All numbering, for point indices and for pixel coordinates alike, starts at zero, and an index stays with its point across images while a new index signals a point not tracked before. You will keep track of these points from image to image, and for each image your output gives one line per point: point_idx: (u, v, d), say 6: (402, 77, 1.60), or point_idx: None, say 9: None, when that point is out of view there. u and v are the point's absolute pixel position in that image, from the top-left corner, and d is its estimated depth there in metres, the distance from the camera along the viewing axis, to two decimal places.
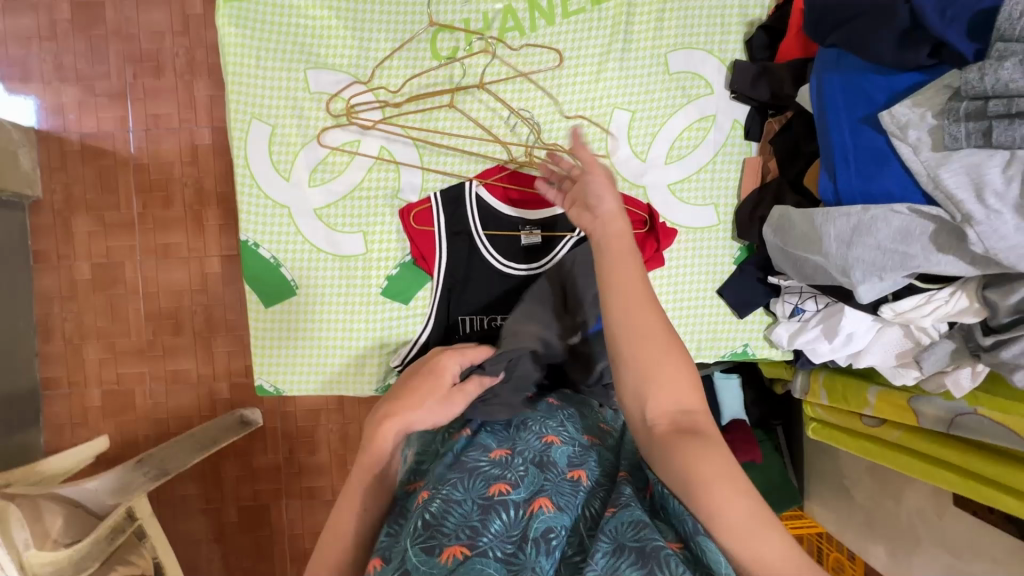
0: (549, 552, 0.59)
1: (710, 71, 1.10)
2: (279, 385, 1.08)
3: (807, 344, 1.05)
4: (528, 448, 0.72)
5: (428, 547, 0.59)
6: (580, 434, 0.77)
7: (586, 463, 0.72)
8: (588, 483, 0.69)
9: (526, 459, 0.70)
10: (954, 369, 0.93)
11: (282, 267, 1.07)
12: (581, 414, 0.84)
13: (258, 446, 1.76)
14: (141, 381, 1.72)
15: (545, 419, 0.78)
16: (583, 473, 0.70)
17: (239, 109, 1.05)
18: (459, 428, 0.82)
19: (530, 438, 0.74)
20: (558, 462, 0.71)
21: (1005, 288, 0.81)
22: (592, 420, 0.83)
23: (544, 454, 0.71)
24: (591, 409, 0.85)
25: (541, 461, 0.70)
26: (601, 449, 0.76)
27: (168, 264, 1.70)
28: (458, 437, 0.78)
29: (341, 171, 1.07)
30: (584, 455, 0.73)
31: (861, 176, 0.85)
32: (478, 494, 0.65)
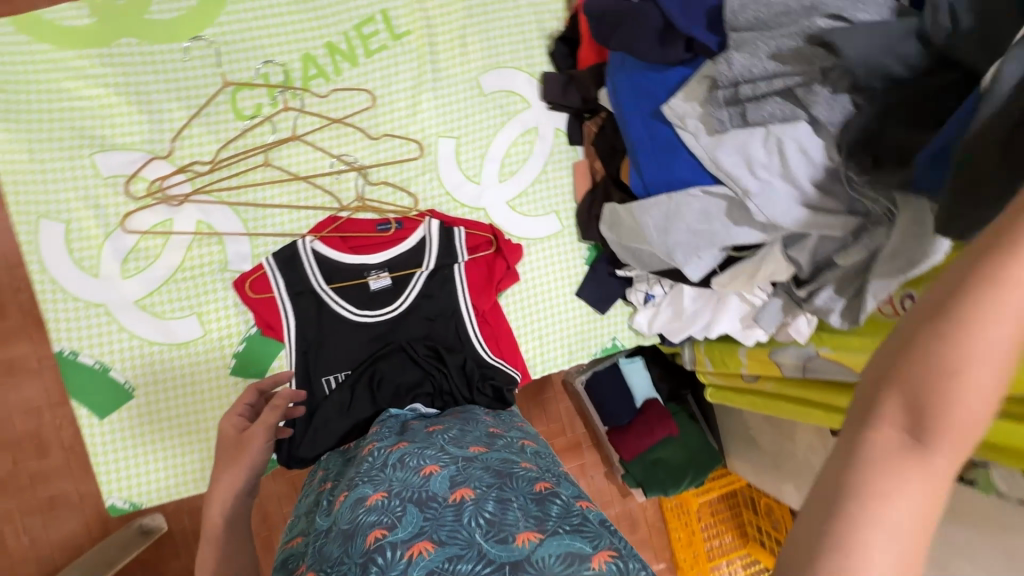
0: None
1: (522, 86, 1.13)
2: (135, 499, 0.98)
3: (664, 325, 1.11)
4: (407, 485, 0.68)
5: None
6: (465, 451, 0.76)
7: (468, 477, 0.67)
8: (477, 495, 0.63)
9: (405, 499, 0.65)
10: (793, 320, 1.00)
11: (110, 371, 0.97)
12: (467, 431, 0.84)
13: (166, 553, 1.59)
14: (8, 520, 1.51)
15: (424, 450, 0.75)
16: (468, 490, 0.65)
17: (22, 211, 0.94)
18: (339, 490, 0.77)
19: (407, 474, 0.70)
20: (436, 489, 0.66)
21: (801, 243, 0.86)
22: (478, 432, 0.83)
23: (422, 489, 0.66)
24: (476, 422, 0.87)
25: (418, 499, 0.65)
26: (488, 455, 0.74)
27: (14, 382, 1.52)
28: (336, 503, 0.74)
29: (157, 254, 0.98)
30: (470, 471, 0.70)
31: (660, 167, 0.92)
32: (358, 554, 0.60)
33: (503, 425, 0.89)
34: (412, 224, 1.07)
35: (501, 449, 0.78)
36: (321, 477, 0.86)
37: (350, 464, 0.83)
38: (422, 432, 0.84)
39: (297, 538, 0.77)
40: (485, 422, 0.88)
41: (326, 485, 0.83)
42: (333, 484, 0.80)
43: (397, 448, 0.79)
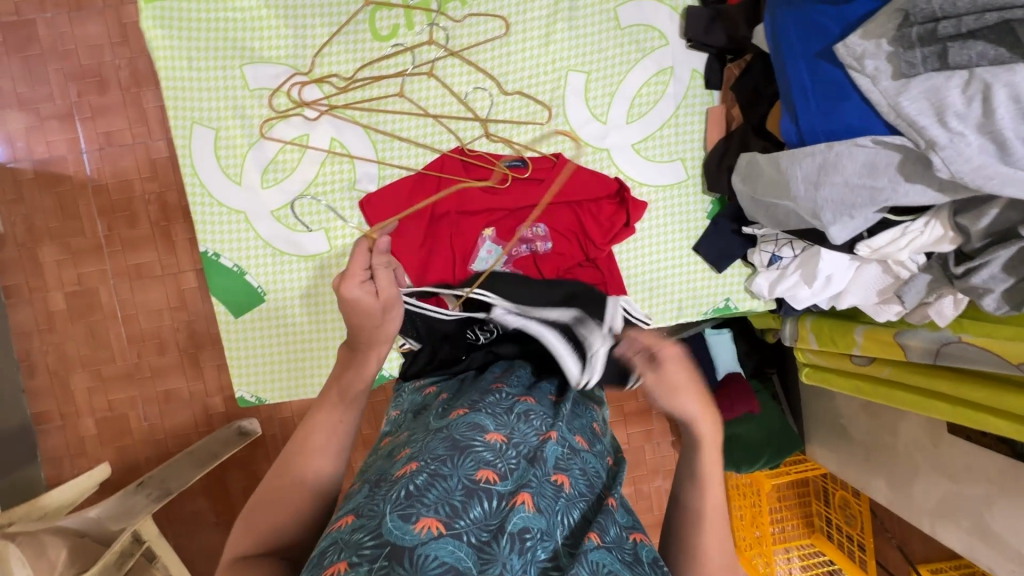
0: (521, 553, 0.53)
1: (662, 21, 1.05)
2: (260, 394, 1.06)
3: (788, 291, 1.03)
4: (523, 442, 0.66)
5: (405, 513, 0.52)
6: (572, 435, 0.71)
7: (572, 470, 0.66)
8: (569, 492, 0.64)
9: (520, 453, 0.64)
10: (935, 300, 0.91)
11: (246, 275, 1.04)
12: (576, 412, 0.76)
13: (259, 454, 1.74)
14: (133, 405, 1.70)
15: (547, 413, 0.72)
16: (567, 480, 0.64)
17: (178, 117, 1.00)
18: (456, 402, 0.74)
19: (528, 432, 0.68)
20: (548, 460, 0.64)
21: (975, 212, 0.80)
22: (585, 420, 0.75)
23: (537, 451, 0.65)
24: (588, 406, 0.78)
25: (532, 457, 0.64)
26: (590, 455, 0.70)
27: (142, 284, 1.67)
28: (452, 412, 0.70)
29: (293, 167, 1.03)
30: (573, 460, 0.68)
31: (822, 113, 0.83)
32: (465, 474, 0.59)
33: (603, 424, 0.79)
34: (544, 161, 1.05)
35: (600, 453, 0.73)
36: (429, 379, 0.84)
37: (472, 387, 0.76)
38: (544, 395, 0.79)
39: (399, 434, 0.73)
40: (596, 409, 0.79)
41: (432, 392, 0.80)
42: (450, 397, 0.76)
43: (526, 399, 0.73)
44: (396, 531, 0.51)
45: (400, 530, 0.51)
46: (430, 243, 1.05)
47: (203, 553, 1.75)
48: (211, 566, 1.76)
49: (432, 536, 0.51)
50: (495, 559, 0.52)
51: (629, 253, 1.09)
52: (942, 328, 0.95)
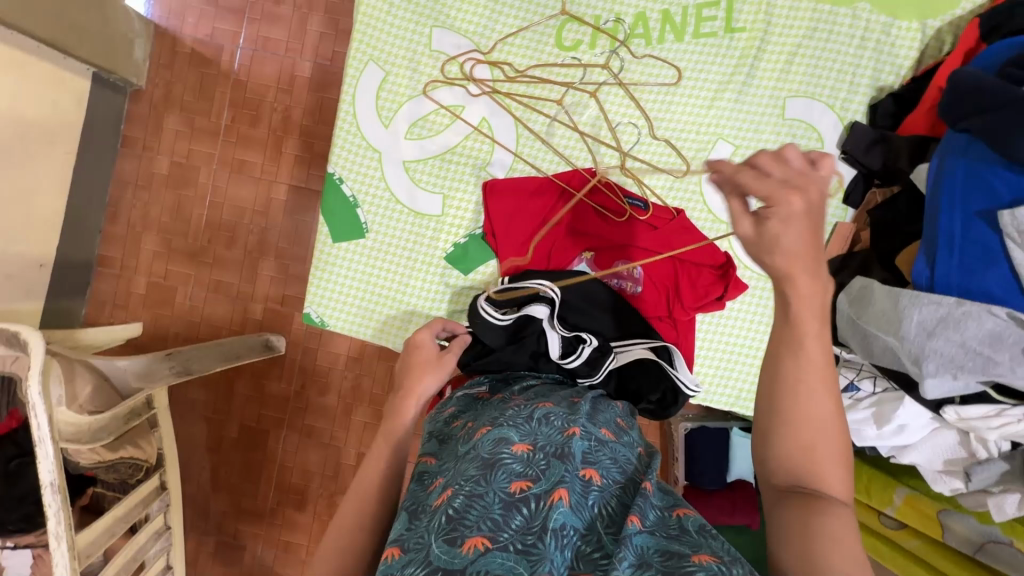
0: (563, 550, 0.55)
1: (825, 125, 1.07)
2: (325, 318, 1.10)
3: (852, 424, 1.00)
4: (548, 442, 0.69)
5: (450, 539, 0.57)
6: (598, 429, 0.74)
7: (600, 463, 0.68)
8: (601, 484, 0.66)
9: (548, 453, 0.67)
10: (999, 493, 0.88)
11: (358, 208, 1.09)
12: (598, 409, 0.82)
13: (274, 371, 1.79)
14: (185, 282, 1.78)
15: (566, 415, 0.75)
16: (597, 474, 0.66)
17: (359, 50, 1.08)
18: (477, 423, 0.76)
19: (552, 431, 0.70)
20: (576, 455, 0.67)
21: None
22: (610, 416, 0.81)
23: (564, 447, 0.67)
24: (608, 406, 0.84)
25: (560, 454, 0.66)
26: (618, 445, 0.74)
27: (238, 180, 1.76)
28: (476, 432, 0.73)
29: (438, 130, 1.09)
30: (601, 453, 0.70)
31: (962, 270, 0.83)
32: (499, 489, 0.61)
33: (628, 420, 0.84)
34: (663, 212, 1.06)
35: (629, 444, 0.76)
36: (451, 410, 0.84)
37: (489, 406, 0.82)
38: (566, 402, 0.82)
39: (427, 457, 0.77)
40: (617, 410, 0.84)
41: (457, 422, 0.81)
42: (472, 420, 0.79)
43: (542, 405, 0.78)
44: (444, 555, 0.56)
45: (448, 553, 0.56)
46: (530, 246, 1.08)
47: (187, 440, 1.80)
48: (188, 455, 1.81)
49: (479, 553, 0.55)
50: (542, 557, 0.54)
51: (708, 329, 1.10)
52: (992, 523, 0.91)
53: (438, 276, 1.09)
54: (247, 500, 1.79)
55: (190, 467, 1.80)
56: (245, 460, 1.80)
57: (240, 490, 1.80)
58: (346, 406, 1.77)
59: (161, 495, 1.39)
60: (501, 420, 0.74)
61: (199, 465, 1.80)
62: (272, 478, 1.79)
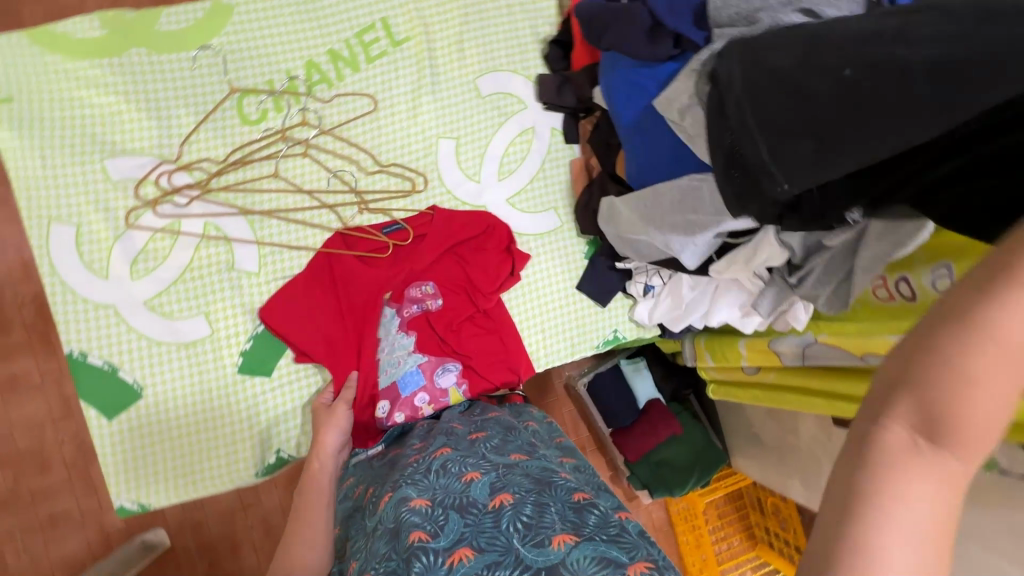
0: None
1: (518, 88, 1.17)
2: (143, 500, 1.00)
3: (664, 315, 1.14)
4: (447, 493, 0.68)
5: None
6: (505, 458, 0.74)
7: (508, 485, 0.66)
8: (515, 501, 0.63)
9: (446, 506, 0.65)
10: (790, 306, 1.00)
11: (119, 372, 0.98)
12: (507, 440, 0.82)
13: (168, 569, 1.52)
14: (9, 538, 1.46)
15: (462, 459, 0.75)
16: (507, 497, 0.64)
17: (33, 215, 0.97)
18: (382, 491, 0.76)
19: (450, 481, 0.70)
20: (477, 496, 0.65)
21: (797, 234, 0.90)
22: (517, 443, 0.81)
23: (463, 496, 0.66)
24: (518, 432, 0.84)
25: (459, 505, 0.65)
26: (529, 462, 0.73)
27: (15, 397, 1.47)
28: (381, 502, 0.73)
29: (164, 255, 1.01)
30: (509, 479, 0.68)
31: (652, 159, 0.94)
32: (400, 548, 0.61)
33: (542, 441, 0.86)
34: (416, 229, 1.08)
35: (540, 460, 0.75)
36: (352, 480, 0.86)
37: (392, 467, 0.82)
38: (466, 441, 0.83)
39: (344, 548, 0.76)
40: (524, 435, 0.84)
41: (362, 490, 0.82)
42: (375, 490, 0.79)
43: (439, 454, 0.79)
44: None
45: None
46: (330, 342, 1.03)
47: None
48: None
49: None
50: None
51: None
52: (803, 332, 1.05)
53: (240, 396, 1.02)
54: None
55: None
56: None
57: None
58: (268, 554, 1.57)
59: None
60: (404, 480, 0.75)
61: None
62: None
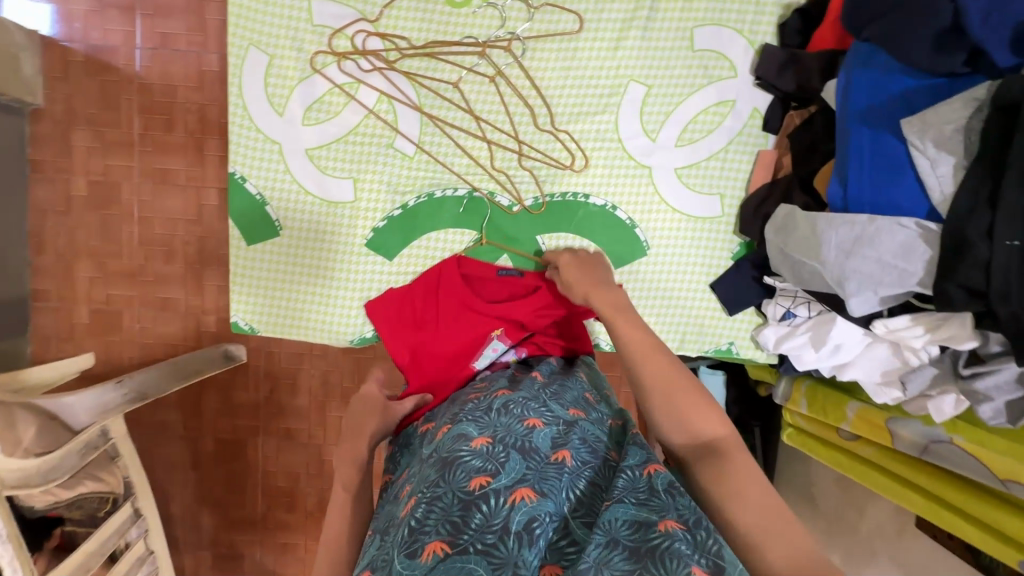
0: (534, 543, 0.56)
1: (736, 52, 1.03)
2: (254, 324, 1.09)
3: (793, 349, 1.02)
4: (509, 433, 0.68)
5: (411, 551, 0.56)
6: (565, 410, 0.74)
7: (570, 442, 0.68)
8: (573, 464, 0.65)
9: (508, 446, 0.66)
10: (936, 394, 0.88)
11: (267, 205, 1.05)
12: (565, 386, 0.81)
13: (238, 381, 1.72)
14: (129, 304, 1.68)
15: (527, 401, 0.75)
16: (569, 454, 0.66)
17: (236, 34, 1.00)
18: (438, 423, 0.78)
19: (512, 422, 0.70)
20: (540, 445, 0.67)
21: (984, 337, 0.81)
22: (576, 392, 0.79)
23: (526, 440, 0.67)
24: (575, 380, 0.83)
25: (522, 448, 0.66)
26: (586, 422, 0.72)
27: (164, 190, 1.64)
28: (438, 432, 0.75)
29: (336, 112, 1.03)
30: (570, 434, 0.69)
31: (872, 184, 0.81)
32: (459, 487, 0.61)
33: (596, 394, 0.83)
34: (532, 278, 1.03)
35: (598, 419, 0.75)
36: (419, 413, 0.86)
37: (451, 402, 0.83)
38: (525, 379, 0.83)
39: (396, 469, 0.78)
40: (582, 384, 0.83)
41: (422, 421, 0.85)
42: (434, 421, 0.81)
43: (501, 394, 0.78)
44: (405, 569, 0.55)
45: (408, 567, 0.55)
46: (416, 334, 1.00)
47: (163, 462, 1.75)
48: (169, 477, 1.77)
49: (439, 560, 0.55)
50: (507, 561, 0.54)
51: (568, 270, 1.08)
52: (935, 425, 0.93)
53: (360, 267, 1.07)
54: (238, 508, 1.77)
55: (172, 488, 1.76)
56: (226, 471, 1.76)
57: (228, 501, 1.78)
58: (319, 404, 1.72)
59: (138, 521, 1.41)
60: (466, 414, 0.75)
61: (181, 485, 1.76)
62: (257, 486, 1.77)
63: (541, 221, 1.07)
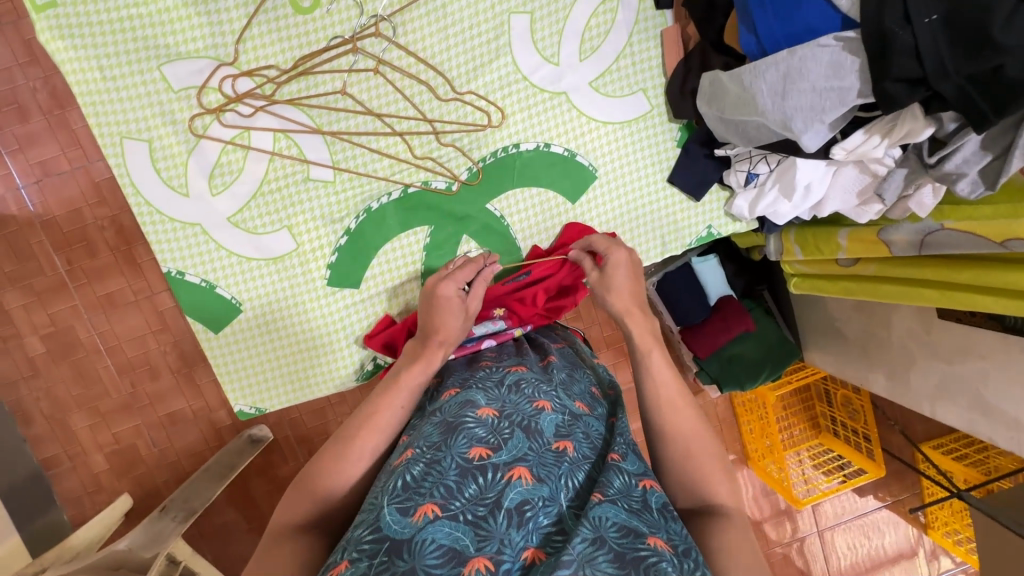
0: (521, 526, 0.54)
1: None
2: (260, 404, 1.07)
3: (769, 208, 1.02)
4: (517, 412, 0.67)
5: (404, 508, 0.56)
6: (572, 402, 0.72)
7: (573, 435, 0.66)
8: (574, 455, 0.63)
9: (514, 423, 0.65)
10: (914, 192, 0.88)
11: (216, 288, 1.01)
12: (574, 378, 0.80)
13: (276, 458, 1.71)
14: (139, 433, 1.64)
15: (539, 384, 0.73)
16: (571, 445, 0.64)
17: (105, 134, 0.94)
18: (448, 387, 0.79)
19: (521, 402, 0.69)
20: (545, 430, 0.65)
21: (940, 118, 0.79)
22: (584, 387, 0.79)
23: (532, 420, 0.65)
24: (582, 373, 0.83)
25: (527, 427, 0.64)
26: (591, 418, 0.71)
27: (118, 313, 1.57)
28: (445, 395, 0.76)
29: (239, 168, 0.98)
30: (574, 426, 0.68)
31: (780, 18, 0.79)
32: (459, 454, 0.61)
33: (604, 388, 0.82)
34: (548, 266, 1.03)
35: (601, 415, 0.74)
36: None
37: (461, 372, 0.83)
38: (538, 364, 0.83)
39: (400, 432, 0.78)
40: (590, 378, 0.82)
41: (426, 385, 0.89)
42: (445, 383, 0.82)
43: (515, 371, 0.77)
44: (394, 523, 0.55)
45: (398, 522, 0.55)
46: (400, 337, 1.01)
47: (243, 559, 1.75)
48: (255, 570, 1.77)
49: (428, 520, 0.54)
50: (491, 535, 0.53)
51: (525, 223, 1.08)
52: (923, 219, 0.93)
53: (331, 308, 1.04)
54: None
55: None
56: None
57: None
58: None
59: None
60: (473, 384, 0.75)
61: None
62: None
63: (484, 189, 1.04)
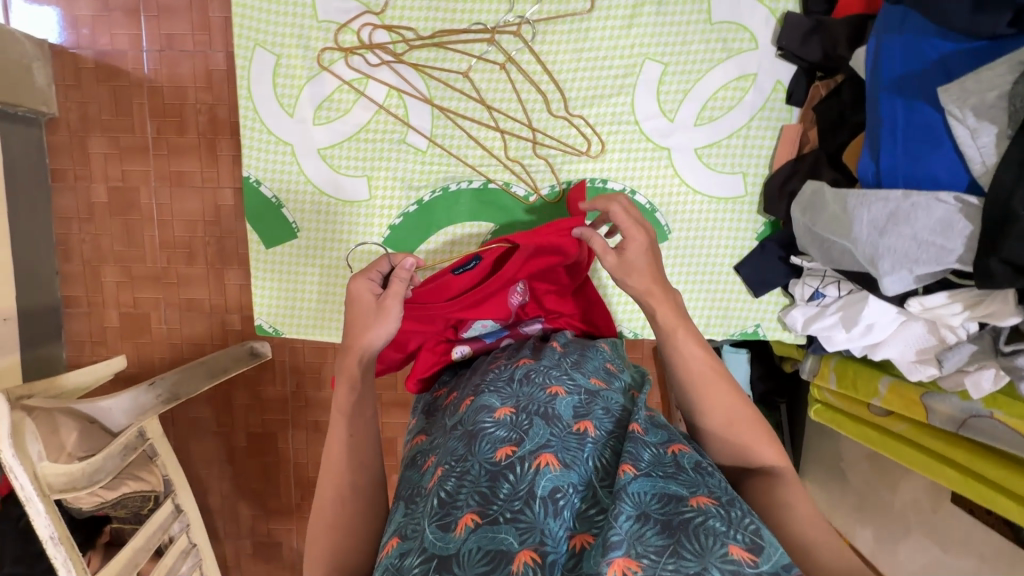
0: (557, 515, 0.54)
1: (757, 23, 0.98)
2: (278, 326, 1.10)
3: (822, 330, 1.00)
4: (532, 401, 0.68)
5: (444, 524, 0.56)
6: (586, 378, 0.73)
7: (592, 413, 0.66)
8: (596, 434, 0.64)
9: (532, 413, 0.66)
10: (975, 370, 0.83)
11: (283, 208, 1.05)
12: (585, 356, 0.80)
13: (266, 377, 1.75)
14: (156, 306, 1.71)
15: (548, 369, 0.74)
16: (591, 425, 0.64)
17: (242, 35, 0.99)
18: (461, 395, 0.77)
19: (534, 390, 0.69)
20: (563, 414, 0.66)
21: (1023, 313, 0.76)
22: (598, 362, 0.79)
23: (548, 406, 0.66)
24: (596, 350, 0.83)
25: (545, 414, 0.65)
26: (609, 393, 0.72)
27: (181, 193, 1.65)
28: (461, 405, 0.73)
29: (346, 109, 1.02)
30: (593, 404, 0.68)
31: (908, 156, 0.78)
32: (486, 459, 0.61)
33: (618, 362, 0.83)
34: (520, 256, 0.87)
35: (619, 389, 0.75)
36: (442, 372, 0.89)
37: (475, 372, 0.83)
38: (548, 349, 0.82)
39: (420, 437, 0.78)
40: (604, 353, 0.83)
41: (445, 393, 0.85)
42: (457, 393, 0.80)
43: (521, 363, 0.76)
44: (439, 542, 0.55)
45: (443, 540, 0.55)
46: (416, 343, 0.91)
47: (200, 457, 1.80)
48: (206, 471, 1.82)
49: (472, 530, 0.54)
50: (533, 526, 0.53)
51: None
52: (973, 400, 0.89)
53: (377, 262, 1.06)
54: (273, 499, 1.81)
55: (210, 481, 1.81)
56: (260, 464, 1.80)
57: (263, 494, 1.82)
58: None
59: (180, 516, 1.43)
60: (485, 387, 0.73)
61: (218, 478, 1.81)
62: (290, 478, 1.80)
63: (559, 208, 1.05)
